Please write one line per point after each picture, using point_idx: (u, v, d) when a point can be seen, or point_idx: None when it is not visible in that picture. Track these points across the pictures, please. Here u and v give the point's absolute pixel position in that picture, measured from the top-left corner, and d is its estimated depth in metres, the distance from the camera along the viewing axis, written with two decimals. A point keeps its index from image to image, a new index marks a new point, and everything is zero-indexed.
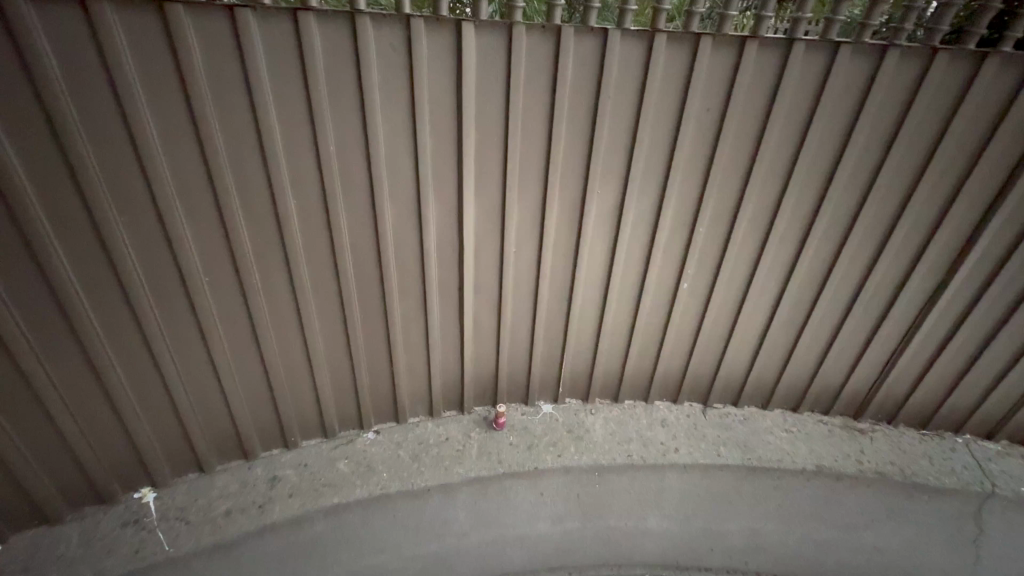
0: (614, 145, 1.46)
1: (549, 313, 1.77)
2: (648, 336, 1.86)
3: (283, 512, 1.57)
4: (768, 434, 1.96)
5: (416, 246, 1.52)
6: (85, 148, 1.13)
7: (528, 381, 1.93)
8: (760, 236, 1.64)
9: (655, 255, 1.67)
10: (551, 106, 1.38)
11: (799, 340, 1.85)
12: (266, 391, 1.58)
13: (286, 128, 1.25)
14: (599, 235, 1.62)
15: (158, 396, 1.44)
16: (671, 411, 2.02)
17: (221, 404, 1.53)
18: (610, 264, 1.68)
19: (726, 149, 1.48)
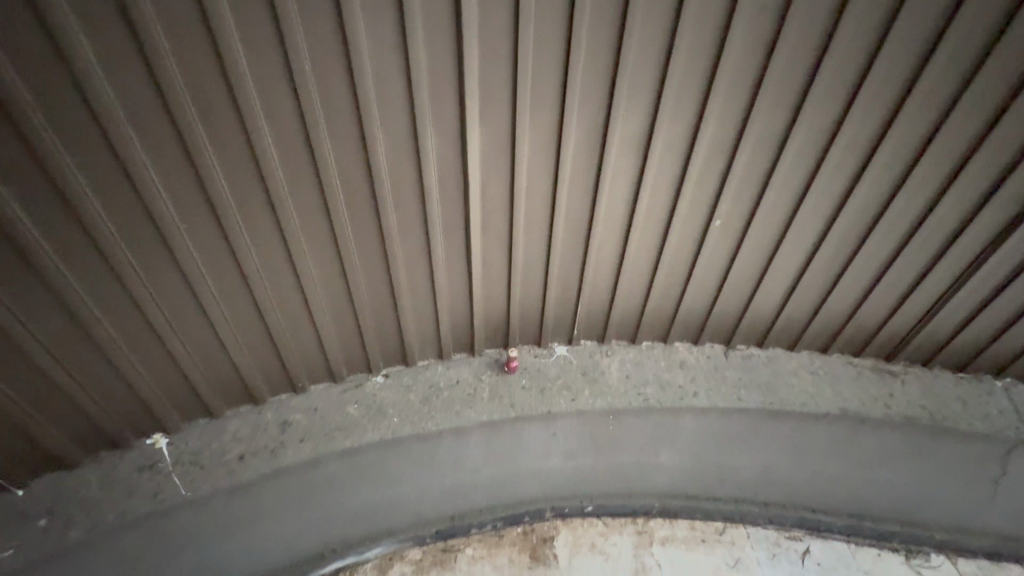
0: (647, 56, 1.20)
1: (565, 254, 1.63)
2: (671, 276, 1.71)
3: (297, 456, 1.58)
4: (792, 377, 1.88)
5: (416, 183, 1.35)
6: (14, 80, 0.91)
7: (541, 322, 1.83)
8: (812, 164, 1.42)
9: (686, 188, 1.47)
10: (572, 8, 1.11)
11: (839, 279, 1.69)
12: (266, 339, 1.51)
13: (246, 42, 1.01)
14: (623, 166, 1.42)
15: (153, 348, 1.37)
16: (691, 353, 1.93)
17: (221, 353, 1.47)
18: (634, 199, 1.50)
19: (786, 60, 1.21)
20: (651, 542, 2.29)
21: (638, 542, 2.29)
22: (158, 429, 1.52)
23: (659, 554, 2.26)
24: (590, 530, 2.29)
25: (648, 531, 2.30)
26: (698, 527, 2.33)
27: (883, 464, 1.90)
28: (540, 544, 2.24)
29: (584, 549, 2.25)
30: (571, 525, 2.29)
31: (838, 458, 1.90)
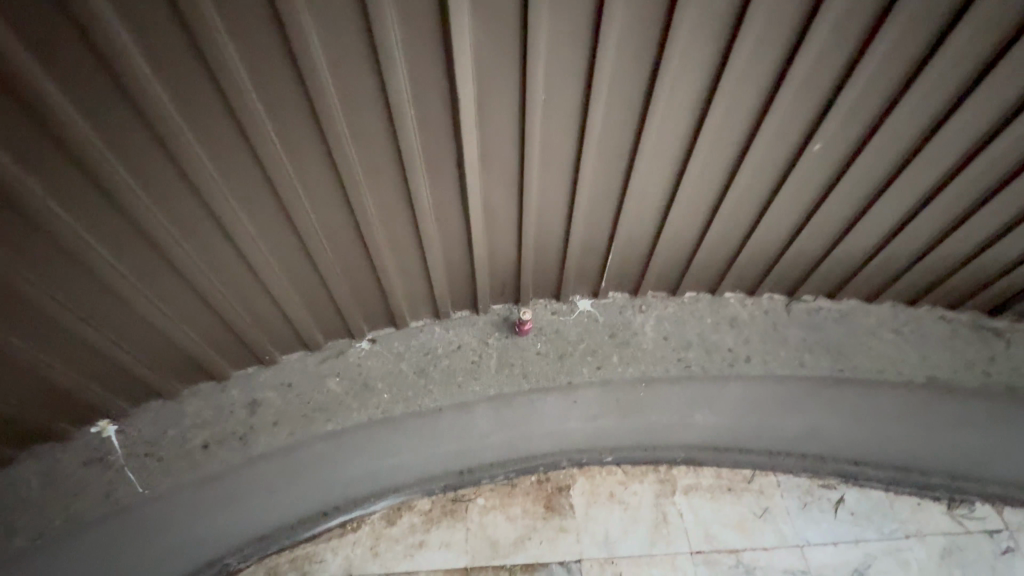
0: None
1: (595, 191, 1.21)
2: (735, 218, 1.29)
3: (271, 442, 1.34)
4: (869, 337, 1.53)
5: (379, 99, 0.92)
6: None
7: (560, 274, 1.47)
8: (981, 54, 0.90)
9: (781, 96, 0.98)
10: None
11: (963, 221, 1.23)
12: (210, 315, 1.18)
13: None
14: (690, 62, 0.94)
15: (57, 337, 1.02)
16: (744, 307, 1.57)
17: (155, 335, 1.15)
18: (699, 117, 1.04)
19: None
20: (673, 491, 2.13)
21: (659, 491, 2.13)
22: (101, 417, 1.27)
23: (682, 504, 2.11)
24: (608, 478, 2.15)
25: (670, 480, 2.15)
26: (723, 476, 2.17)
27: (958, 431, 1.62)
28: (555, 494, 2.09)
29: (602, 498, 2.10)
30: (587, 472, 2.14)
31: (903, 422, 1.63)
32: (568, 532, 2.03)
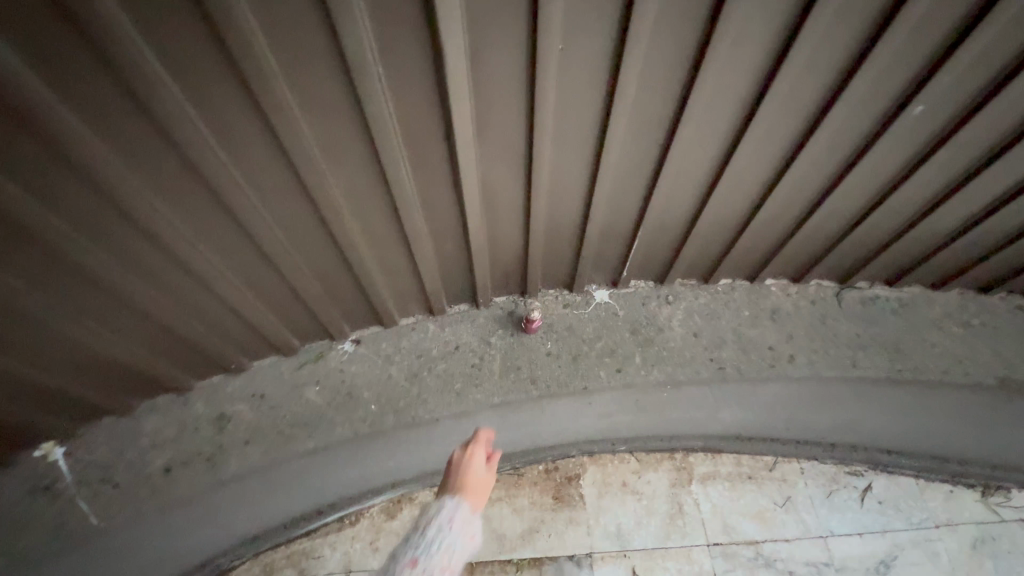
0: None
1: (622, 167, 0.97)
2: (792, 197, 1.05)
3: (242, 464, 1.16)
4: (932, 331, 1.32)
5: (340, 54, 0.68)
6: None
7: (574, 263, 1.25)
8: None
9: (886, 41, 0.73)
10: None
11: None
12: (150, 325, 0.96)
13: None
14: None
15: None
16: (788, 297, 1.35)
17: (85, 351, 0.94)
18: (767, 71, 0.79)
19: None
20: (691, 480, 1.29)
21: (673, 480, 1.29)
22: (39, 438, 1.09)
23: None
24: (619, 465, 1.30)
25: (688, 468, 1.31)
26: (744, 461, 1.32)
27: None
28: (563, 485, 1.28)
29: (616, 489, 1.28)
30: (596, 461, 1.30)
31: None
32: (578, 526, 1.24)
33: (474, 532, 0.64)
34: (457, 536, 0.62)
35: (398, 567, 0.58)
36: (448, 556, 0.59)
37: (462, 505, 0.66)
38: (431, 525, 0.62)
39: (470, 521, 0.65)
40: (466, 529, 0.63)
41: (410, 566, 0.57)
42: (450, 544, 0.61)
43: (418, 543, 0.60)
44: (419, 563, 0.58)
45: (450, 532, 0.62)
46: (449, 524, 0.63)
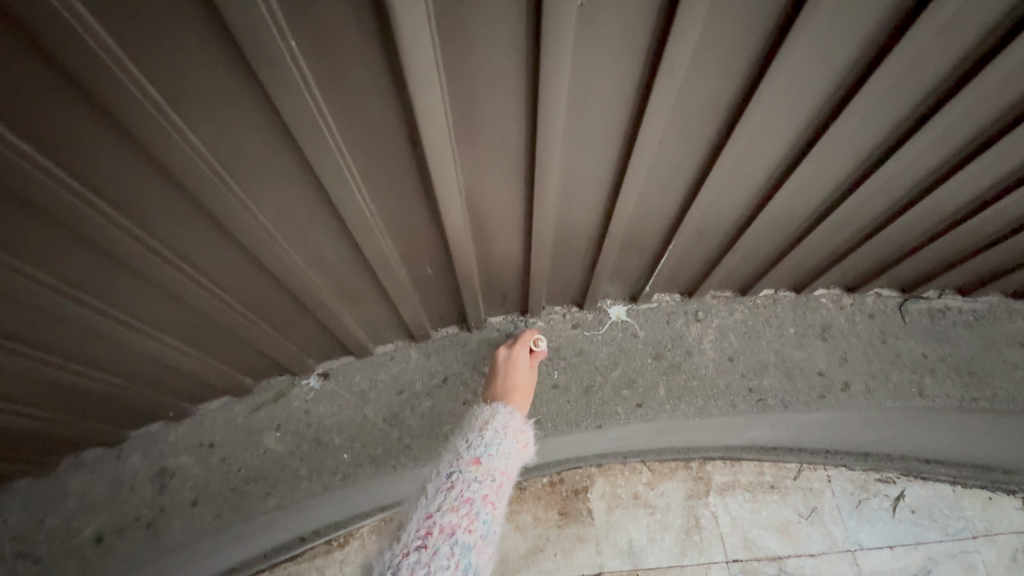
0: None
1: (656, 169, 0.73)
2: (871, 200, 0.81)
3: (188, 531, 0.97)
4: (1014, 350, 1.10)
5: (228, 21, 0.42)
6: None
7: (587, 278, 1.02)
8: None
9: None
10: None
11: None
12: (36, 389, 0.72)
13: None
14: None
15: None
16: (841, 311, 1.13)
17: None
18: (878, 37, 0.54)
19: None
20: (708, 491, 1.37)
21: (689, 491, 1.37)
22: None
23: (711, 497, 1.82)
24: (631, 476, 1.37)
25: (704, 477, 1.39)
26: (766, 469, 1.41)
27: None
28: (569, 499, 1.34)
29: (625, 502, 1.34)
30: (607, 472, 1.37)
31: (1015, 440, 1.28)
32: (586, 542, 1.30)
33: (526, 438, 0.71)
34: (512, 439, 0.69)
35: (464, 461, 0.64)
36: (506, 460, 0.65)
37: (514, 413, 0.74)
38: (488, 428, 0.69)
39: (522, 427, 0.72)
40: (519, 435, 0.71)
41: (476, 464, 0.63)
42: (507, 448, 0.67)
43: (481, 442, 0.67)
44: (484, 461, 0.64)
45: (506, 437, 0.68)
46: (505, 429, 0.70)
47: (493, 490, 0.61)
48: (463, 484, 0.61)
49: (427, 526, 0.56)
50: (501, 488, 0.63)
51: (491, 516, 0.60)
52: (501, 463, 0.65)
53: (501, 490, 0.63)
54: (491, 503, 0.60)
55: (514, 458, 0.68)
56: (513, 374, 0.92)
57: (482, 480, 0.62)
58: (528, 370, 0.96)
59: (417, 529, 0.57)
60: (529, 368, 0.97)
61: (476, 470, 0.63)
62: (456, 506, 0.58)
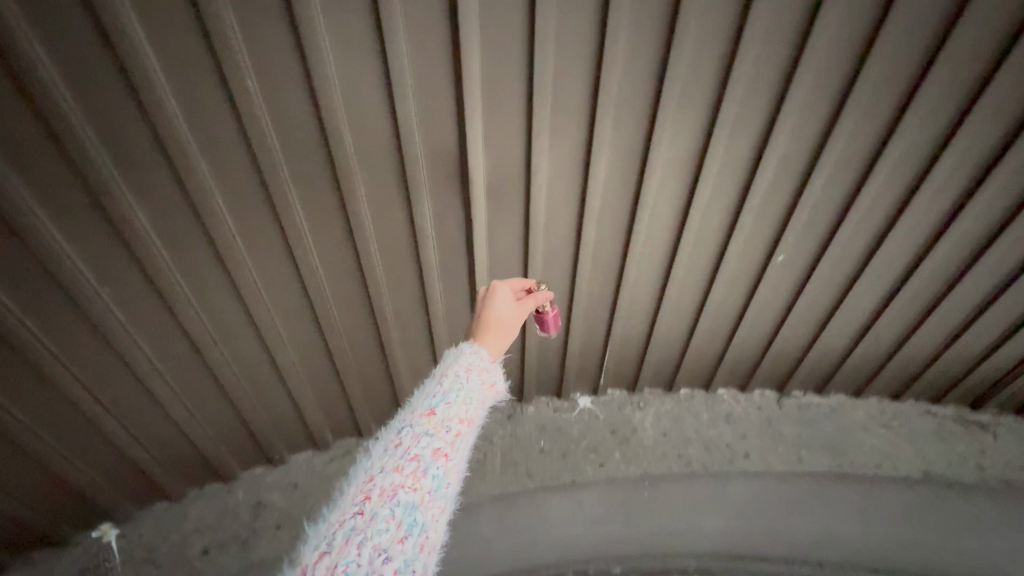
0: (714, 34, 0.85)
1: (591, 299, 1.36)
2: (719, 321, 1.42)
3: (268, 549, 1.34)
4: (861, 432, 1.58)
5: (406, 224, 1.08)
6: None
7: (560, 372, 1.56)
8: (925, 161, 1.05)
9: (745, 214, 1.13)
10: (600, 18, 0.83)
11: (929, 312, 1.32)
12: (220, 396, 1.26)
13: (150, 16, 0.72)
14: (671, 178, 1.07)
15: (83, 432, 1.17)
16: (738, 403, 1.64)
17: (161, 413, 1.22)
18: (676, 239, 1.20)
19: (906, 22, 0.81)
20: None
21: None
22: (92, 501, 1.29)
23: None
24: None
25: None
26: None
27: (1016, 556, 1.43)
28: None
29: None
30: None
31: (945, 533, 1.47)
32: None
33: (496, 378, 0.58)
34: (476, 382, 0.57)
35: (415, 413, 0.52)
36: (467, 406, 0.54)
37: (484, 352, 0.61)
38: (449, 373, 0.57)
39: (492, 365, 0.60)
40: (488, 375, 0.58)
41: (429, 415, 0.52)
42: (470, 392, 0.55)
43: (437, 389, 0.55)
44: (439, 411, 0.52)
45: (468, 381, 0.56)
46: (470, 372, 0.57)
47: (448, 443, 0.51)
48: (410, 440, 0.49)
49: (366, 488, 0.46)
50: (458, 442, 0.52)
51: (444, 470, 0.49)
52: (459, 413, 0.53)
53: (460, 443, 0.52)
54: (444, 458, 0.50)
55: (481, 402, 0.56)
56: (489, 310, 0.72)
57: (434, 433, 0.50)
58: (517, 308, 0.75)
59: (353, 492, 0.46)
60: (518, 305, 0.76)
61: (428, 423, 0.51)
62: (402, 463, 0.47)
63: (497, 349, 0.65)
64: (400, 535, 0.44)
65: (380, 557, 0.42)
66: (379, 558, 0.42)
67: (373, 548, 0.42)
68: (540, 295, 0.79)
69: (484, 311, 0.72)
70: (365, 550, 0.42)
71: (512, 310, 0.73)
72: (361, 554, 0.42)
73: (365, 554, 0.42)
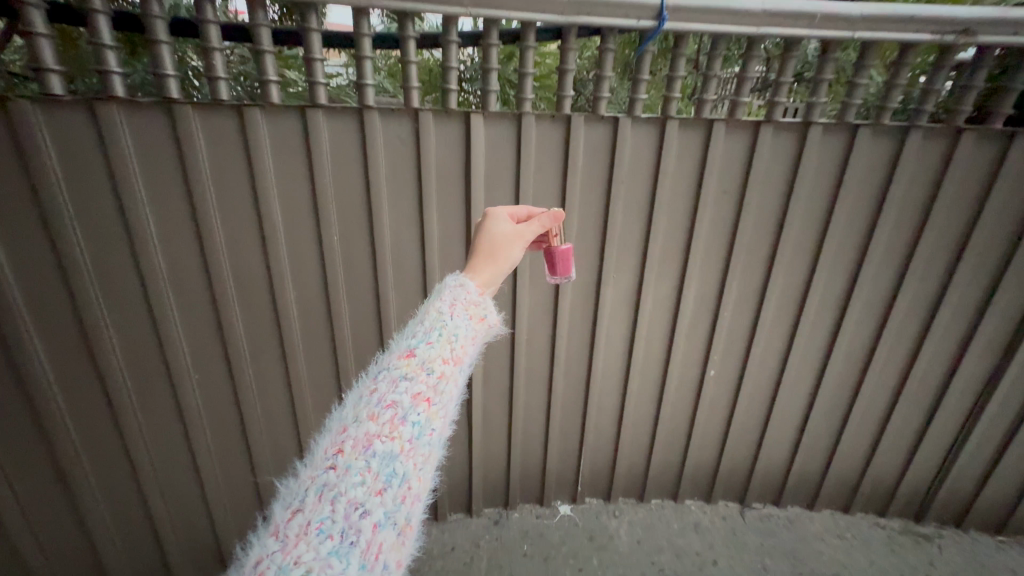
0: (633, 214, 1.36)
1: (567, 405, 1.64)
2: (674, 426, 1.70)
3: None
4: (819, 542, 1.72)
5: None
6: (83, 258, 1.10)
7: (543, 477, 1.76)
8: (798, 297, 1.48)
9: (679, 332, 1.52)
10: (562, 202, 1.31)
11: (846, 415, 1.65)
12: (248, 485, 1.47)
13: (285, 197, 1.17)
14: (619, 306, 1.48)
15: (131, 501, 1.38)
16: (704, 513, 1.81)
17: (195, 495, 1.43)
18: (630, 353, 1.55)
19: (750, 207, 1.35)
20: None
21: None
22: None
23: None
24: None
25: None
26: None
27: None
28: None
29: None
30: None
31: None
32: None
33: (479, 314, 0.65)
34: (461, 318, 0.63)
35: (397, 358, 0.58)
36: (445, 348, 0.59)
37: (467, 288, 0.67)
38: (431, 316, 0.63)
39: (474, 301, 0.66)
40: (470, 312, 0.64)
41: (409, 358, 0.58)
42: (451, 332, 0.61)
43: (420, 333, 0.60)
44: (419, 354, 0.58)
45: (449, 321, 0.62)
46: (451, 310, 0.63)
47: (427, 387, 0.56)
48: (388, 388, 0.55)
49: (341, 442, 0.51)
50: (439, 384, 0.57)
51: (423, 413, 0.54)
52: (438, 354, 0.58)
53: (440, 386, 0.57)
54: (425, 402, 0.55)
55: (462, 338, 0.61)
56: (486, 238, 0.83)
57: (413, 377, 0.56)
58: (514, 230, 0.85)
59: (332, 445, 0.51)
60: (515, 228, 0.86)
61: (409, 366, 0.57)
62: (378, 414, 0.53)
63: (491, 270, 0.76)
64: (375, 484, 0.49)
65: (356, 509, 0.47)
66: (356, 509, 0.47)
67: (347, 502, 0.47)
68: (536, 219, 0.88)
69: (479, 241, 0.83)
70: (339, 505, 0.47)
71: (510, 225, 0.86)
72: (336, 510, 0.47)
73: (340, 507, 0.47)
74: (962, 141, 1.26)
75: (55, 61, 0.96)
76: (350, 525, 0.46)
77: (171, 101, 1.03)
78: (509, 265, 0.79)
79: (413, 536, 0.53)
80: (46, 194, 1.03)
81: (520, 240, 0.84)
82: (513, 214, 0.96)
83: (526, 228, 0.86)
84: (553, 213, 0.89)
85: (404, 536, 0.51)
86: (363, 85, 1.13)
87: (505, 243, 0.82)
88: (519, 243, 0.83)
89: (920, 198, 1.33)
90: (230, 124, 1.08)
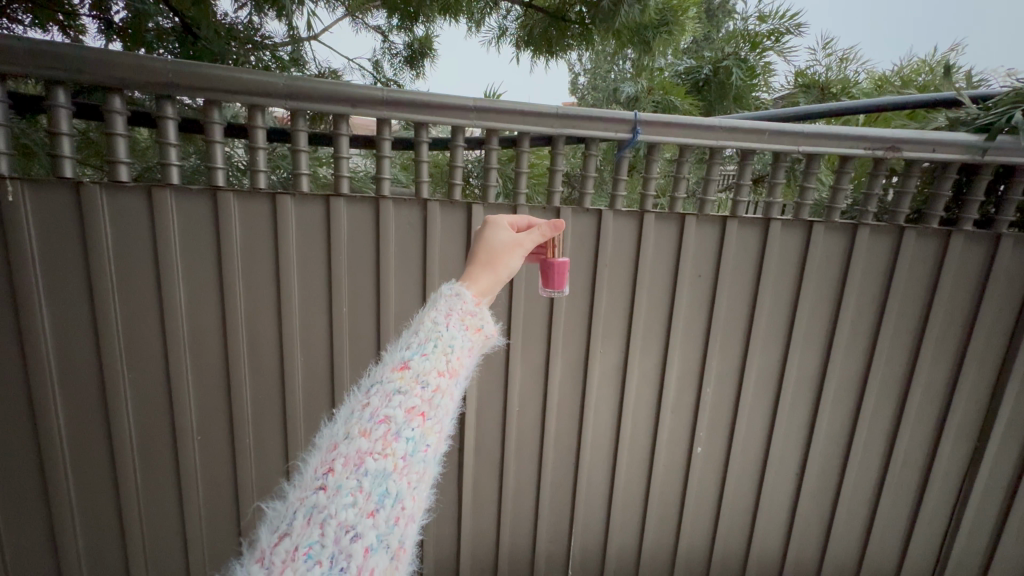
0: (617, 293, 1.49)
1: (557, 479, 1.65)
2: (666, 505, 1.69)
3: None
4: None
5: None
6: (115, 320, 1.21)
7: (532, 558, 1.71)
8: (776, 377, 1.56)
9: (665, 406, 1.58)
10: None
11: (835, 497, 1.65)
12: (233, 558, 1.46)
13: (303, 270, 1.31)
14: (607, 380, 1.56)
15: (114, 563, 1.38)
16: None
17: (178, 560, 1.42)
18: (619, 426, 1.60)
19: (724, 290, 1.49)
20: None
21: None
22: None
23: None
24: None
25: None
26: None
27: None
28: None
29: None
30: None
31: None
32: None
33: (475, 322, 0.72)
34: (457, 328, 0.70)
35: (391, 371, 0.65)
36: (438, 361, 0.66)
37: (462, 295, 0.74)
38: (427, 327, 0.70)
39: (471, 310, 0.73)
40: (466, 320, 0.72)
41: (403, 372, 0.65)
42: (445, 344, 0.68)
43: (415, 346, 0.68)
44: (413, 369, 0.65)
45: (445, 331, 0.69)
46: (446, 319, 0.71)
47: (420, 402, 0.63)
48: (381, 404, 0.62)
49: (333, 463, 0.58)
50: (433, 397, 0.64)
51: (416, 430, 0.61)
52: (432, 367, 0.66)
53: (434, 400, 0.64)
54: (419, 419, 0.62)
55: (456, 348, 0.68)
56: (483, 248, 0.86)
57: (407, 393, 0.63)
58: (512, 238, 0.89)
59: (324, 465, 0.58)
60: (513, 235, 0.90)
61: (404, 380, 0.64)
62: (370, 431, 0.59)
63: (488, 280, 0.81)
64: (366, 506, 0.56)
65: (347, 532, 0.54)
66: (346, 532, 0.54)
67: (337, 524, 0.54)
68: (537, 229, 0.92)
69: (479, 248, 0.87)
70: (329, 528, 0.53)
71: (509, 234, 0.90)
72: (326, 533, 0.53)
73: (330, 531, 0.53)
74: (905, 238, 1.42)
75: (125, 155, 1.15)
76: (342, 548, 0.53)
77: (217, 189, 1.20)
78: (507, 275, 0.84)
79: (407, 558, 0.59)
80: (96, 263, 1.17)
81: (518, 248, 0.88)
82: (515, 224, 1.01)
83: (526, 237, 0.90)
84: (552, 222, 0.93)
85: (396, 559, 0.57)
86: (382, 178, 1.31)
87: (503, 253, 0.86)
88: (518, 252, 0.87)
89: (878, 286, 1.46)
90: (263, 208, 1.24)
